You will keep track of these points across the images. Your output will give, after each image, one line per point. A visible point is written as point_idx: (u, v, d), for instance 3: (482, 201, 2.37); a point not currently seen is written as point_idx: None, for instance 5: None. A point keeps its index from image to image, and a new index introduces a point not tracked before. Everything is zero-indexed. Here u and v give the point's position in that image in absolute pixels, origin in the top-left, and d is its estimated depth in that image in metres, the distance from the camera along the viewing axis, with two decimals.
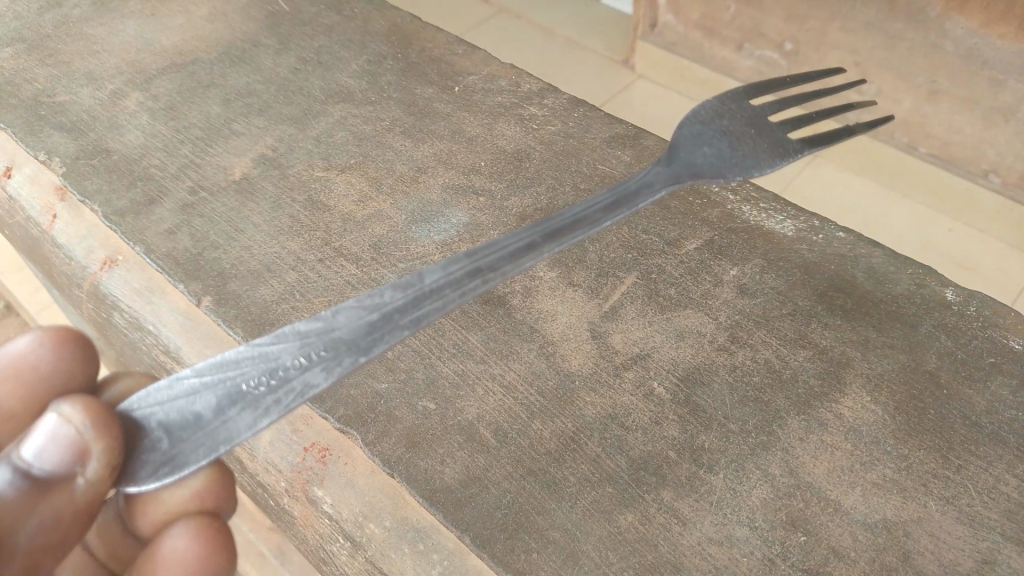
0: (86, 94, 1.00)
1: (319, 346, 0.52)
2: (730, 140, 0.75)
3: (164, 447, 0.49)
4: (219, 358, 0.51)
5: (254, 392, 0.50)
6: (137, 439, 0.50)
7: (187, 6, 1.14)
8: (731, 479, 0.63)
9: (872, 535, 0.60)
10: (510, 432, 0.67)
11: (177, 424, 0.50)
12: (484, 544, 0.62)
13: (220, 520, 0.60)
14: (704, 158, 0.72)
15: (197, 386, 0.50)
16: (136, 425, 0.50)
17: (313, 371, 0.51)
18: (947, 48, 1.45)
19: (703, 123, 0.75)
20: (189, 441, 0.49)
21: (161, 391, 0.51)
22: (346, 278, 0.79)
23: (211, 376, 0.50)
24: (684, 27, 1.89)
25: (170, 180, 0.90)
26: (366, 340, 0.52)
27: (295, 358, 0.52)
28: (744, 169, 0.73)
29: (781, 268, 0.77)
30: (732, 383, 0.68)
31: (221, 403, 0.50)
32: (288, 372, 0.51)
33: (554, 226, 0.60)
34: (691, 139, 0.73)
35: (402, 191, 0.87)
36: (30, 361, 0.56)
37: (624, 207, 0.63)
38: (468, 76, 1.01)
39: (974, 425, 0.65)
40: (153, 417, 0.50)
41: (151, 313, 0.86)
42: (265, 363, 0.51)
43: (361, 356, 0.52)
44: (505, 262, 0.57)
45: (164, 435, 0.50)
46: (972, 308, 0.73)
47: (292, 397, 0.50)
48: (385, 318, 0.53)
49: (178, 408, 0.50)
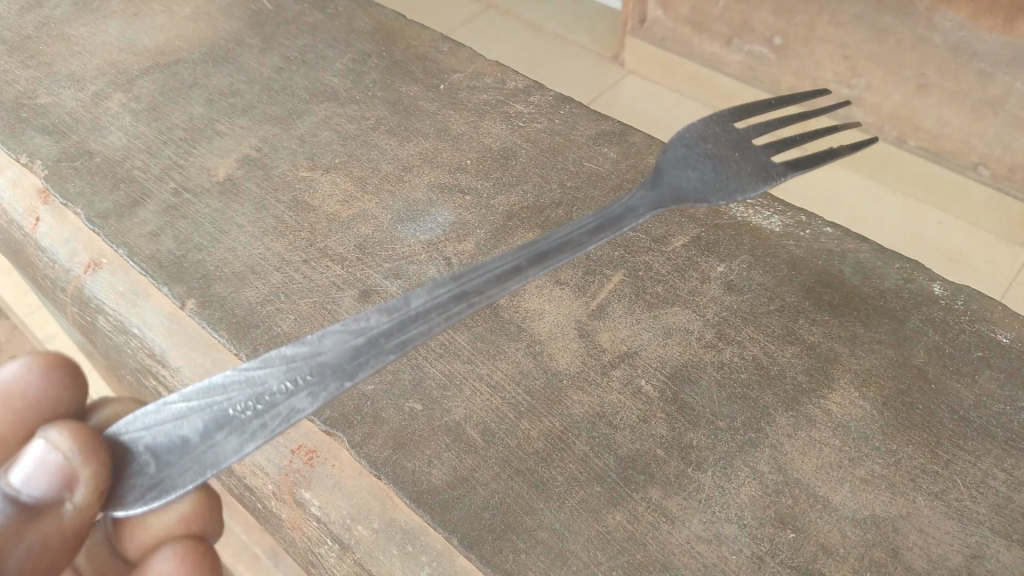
0: (67, 96, 0.99)
1: (306, 370, 0.51)
2: (715, 162, 0.74)
3: (152, 472, 0.49)
4: (206, 383, 0.51)
5: (240, 417, 0.50)
6: (124, 464, 0.50)
7: (170, 6, 1.13)
8: (720, 476, 0.63)
9: (861, 531, 0.60)
10: (497, 432, 0.67)
11: (164, 448, 0.49)
12: (471, 545, 0.61)
13: (207, 543, 0.60)
14: (688, 181, 0.72)
15: (184, 411, 0.50)
16: (123, 449, 0.50)
17: (299, 396, 0.51)
18: (935, 41, 1.45)
19: (687, 146, 0.75)
20: (176, 465, 0.49)
21: (149, 415, 0.51)
22: (332, 278, 0.78)
23: (198, 401, 0.50)
24: (673, 22, 1.89)
25: (153, 181, 0.89)
26: (351, 364, 0.52)
27: (281, 383, 0.51)
28: (728, 194, 0.72)
29: (768, 264, 0.76)
30: (720, 380, 0.68)
31: (208, 427, 0.50)
32: (274, 397, 0.51)
33: (542, 249, 0.59)
34: (677, 163, 0.73)
35: (388, 190, 0.86)
36: (19, 387, 0.56)
37: (609, 232, 0.63)
38: (454, 74, 1.00)
39: (962, 419, 0.65)
40: (140, 441, 0.50)
41: (136, 317, 0.85)
42: (252, 388, 0.51)
43: (347, 380, 0.51)
44: (493, 287, 0.56)
45: (152, 460, 0.49)
46: (959, 303, 0.73)
47: (278, 421, 0.50)
48: (372, 343, 0.53)
49: (165, 433, 0.50)
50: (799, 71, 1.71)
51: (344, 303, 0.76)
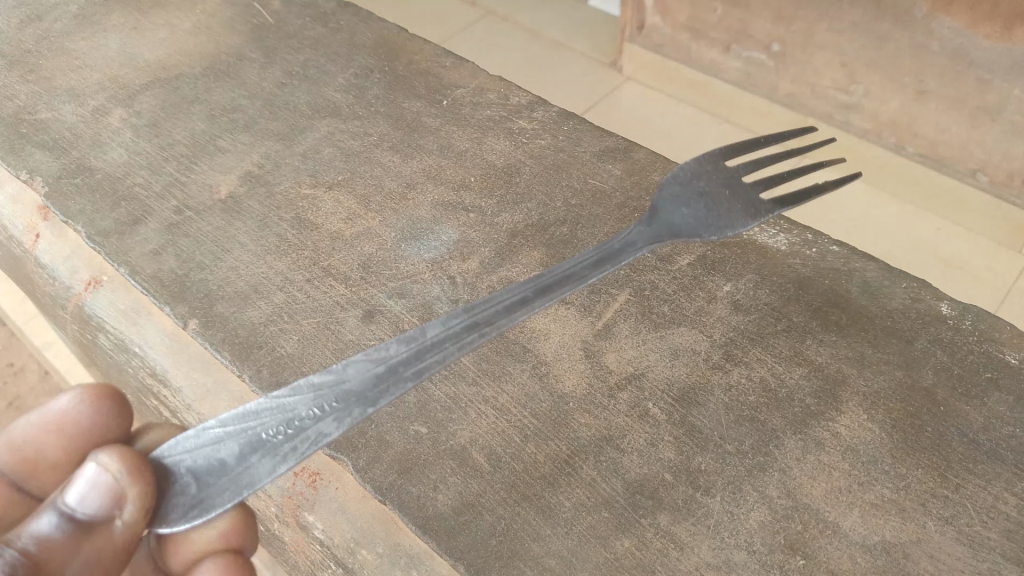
0: (67, 111, 0.99)
1: (331, 397, 0.52)
2: (707, 199, 0.74)
3: (193, 492, 0.49)
4: (241, 409, 0.51)
5: (273, 440, 0.50)
6: (166, 485, 0.50)
7: (171, 20, 1.12)
8: (729, 502, 0.62)
9: (871, 557, 0.59)
10: (503, 456, 0.66)
11: (204, 470, 0.50)
12: (478, 572, 0.60)
13: (244, 557, 0.59)
14: (683, 218, 0.72)
15: (221, 435, 0.50)
16: (166, 471, 0.50)
17: (326, 421, 0.51)
18: (933, 48, 1.45)
19: (681, 183, 0.74)
20: (215, 485, 0.49)
21: (189, 439, 0.51)
22: (336, 298, 0.78)
23: (234, 426, 0.51)
24: (671, 30, 1.88)
25: (155, 199, 0.88)
26: (372, 393, 0.52)
27: (310, 409, 0.52)
28: (719, 229, 0.72)
29: (775, 284, 0.76)
30: (727, 403, 0.67)
31: (243, 451, 0.50)
32: (303, 422, 0.51)
33: (546, 280, 0.59)
34: (672, 200, 0.73)
35: (392, 208, 0.85)
36: (71, 416, 0.56)
37: (609, 265, 0.62)
38: (457, 89, 1.00)
39: (971, 442, 0.65)
40: (182, 464, 0.50)
41: (137, 336, 0.84)
42: (282, 414, 0.51)
43: (369, 407, 0.52)
44: (501, 315, 0.57)
45: (193, 481, 0.50)
46: (967, 323, 0.73)
47: (308, 445, 0.50)
48: (390, 371, 0.53)
49: (204, 455, 0.50)
50: (798, 78, 1.71)
51: (348, 323, 0.76)
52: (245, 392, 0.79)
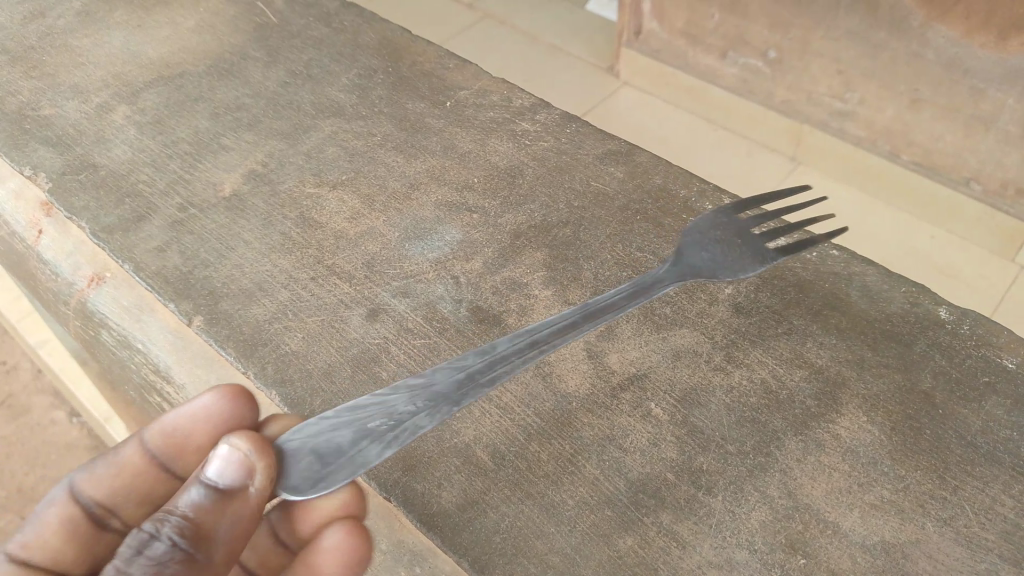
0: (71, 107, 0.99)
1: (424, 396, 0.55)
2: (726, 247, 0.74)
3: (315, 468, 0.51)
4: (353, 403, 0.54)
5: (379, 429, 0.53)
6: (284, 462, 0.51)
7: (175, 18, 1.13)
8: (730, 501, 0.63)
9: (871, 557, 0.60)
10: (507, 454, 0.67)
11: (324, 451, 0.52)
12: (482, 568, 0.61)
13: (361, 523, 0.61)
14: (703, 260, 0.72)
15: (336, 423, 0.53)
16: (283, 452, 0.51)
17: (421, 415, 0.54)
18: (928, 57, 1.46)
19: (700, 233, 0.75)
20: (335, 464, 0.51)
21: (308, 424, 0.53)
22: (340, 296, 0.78)
23: (348, 415, 0.53)
24: (669, 35, 1.89)
25: (159, 196, 0.88)
26: (458, 393, 0.55)
27: (406, 406, 0.54)
28: (734, 271, 0.73)
29: (776, 287, 0.77)
30: (729, 404, 0.68)
31: (356, 437, 0.52)
32: (401, 416, 0.54)
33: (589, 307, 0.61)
34: (693, 245, 0.74)
35: (395, 207, 0.86)
36: (210, 411, 0.57)
37: (642, 296, 0.65)
38: (460, 91, 1.00)
39: (969, 445, 0.66)
40: (305, 446, 0.52)
41: (140, 332, 0.84)
42: (385, 410, 0.54)
43: (455, 406, 0.54)
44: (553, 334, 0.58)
45: (314, 459, 0.51)
46: (966, 327, 0.74)
47: (407, 435, 0.53)
48: (471, 377, 0.56)
49: (324, 439, 0.52)
50: (794, 85, 1.73)
51: (352, 321, 0.76)
52: (249, 390, 0.80)
